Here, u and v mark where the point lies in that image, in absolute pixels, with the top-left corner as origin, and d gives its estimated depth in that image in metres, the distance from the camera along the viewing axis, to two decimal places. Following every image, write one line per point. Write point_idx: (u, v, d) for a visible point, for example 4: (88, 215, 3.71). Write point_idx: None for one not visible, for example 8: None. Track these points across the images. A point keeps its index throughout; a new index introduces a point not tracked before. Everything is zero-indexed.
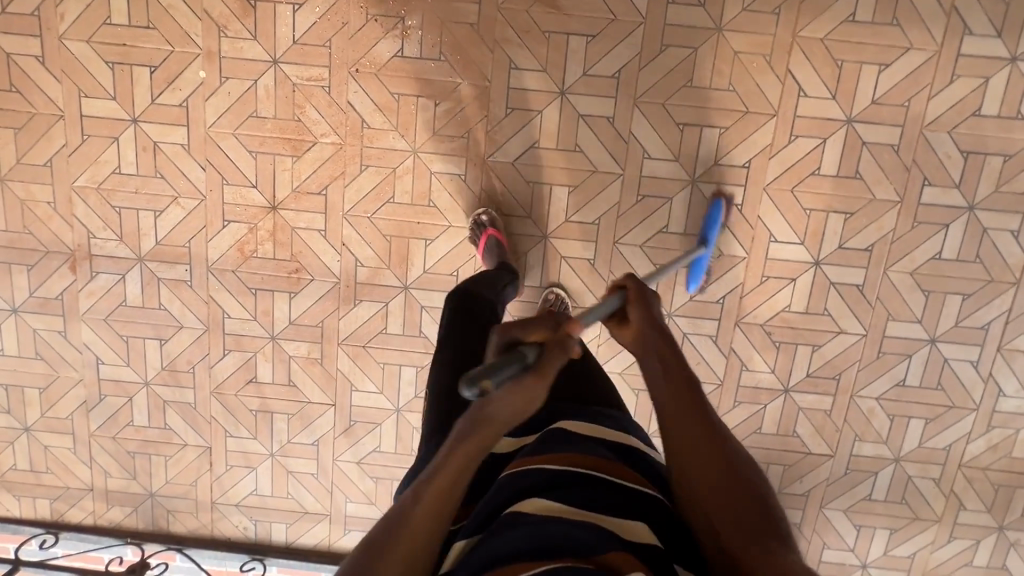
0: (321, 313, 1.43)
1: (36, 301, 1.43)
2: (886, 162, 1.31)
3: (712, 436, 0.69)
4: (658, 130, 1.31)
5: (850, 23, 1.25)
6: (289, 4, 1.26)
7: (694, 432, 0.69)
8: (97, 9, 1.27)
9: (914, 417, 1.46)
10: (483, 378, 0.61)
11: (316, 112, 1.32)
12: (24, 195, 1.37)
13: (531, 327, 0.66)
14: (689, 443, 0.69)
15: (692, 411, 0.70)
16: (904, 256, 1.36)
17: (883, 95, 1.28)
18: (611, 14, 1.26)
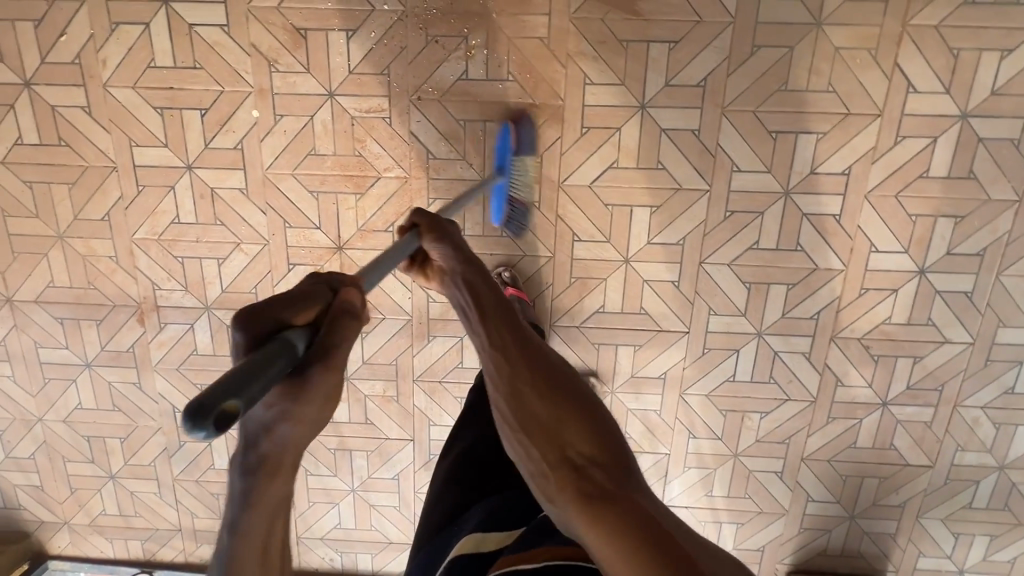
0: (395, 351, 1.39)
1: (108, 355, 1.42)
2: (1006, 158, 1.19)
3: (548, 395, 0.66)
4: (748, 141, 1.20)
5: (970, 5, 1.11)
6: (343, 31, 1.16)
7: (518, 374, 0.69)
8: (139, 52, 1.19)
9: (1023, 424, 1.38)
10: (227, 396, 0.37)
11: (377, 146, 1.23)
12: (85, 251, 1.33)
13: (300, 307, 0.49)
14: (533, 411, 0.66)
15: (520, 361, 0.70)
16: (1020, 259, 1.25)
17: (1004, 84, 1.15)
18: (696, 16, 1.13)
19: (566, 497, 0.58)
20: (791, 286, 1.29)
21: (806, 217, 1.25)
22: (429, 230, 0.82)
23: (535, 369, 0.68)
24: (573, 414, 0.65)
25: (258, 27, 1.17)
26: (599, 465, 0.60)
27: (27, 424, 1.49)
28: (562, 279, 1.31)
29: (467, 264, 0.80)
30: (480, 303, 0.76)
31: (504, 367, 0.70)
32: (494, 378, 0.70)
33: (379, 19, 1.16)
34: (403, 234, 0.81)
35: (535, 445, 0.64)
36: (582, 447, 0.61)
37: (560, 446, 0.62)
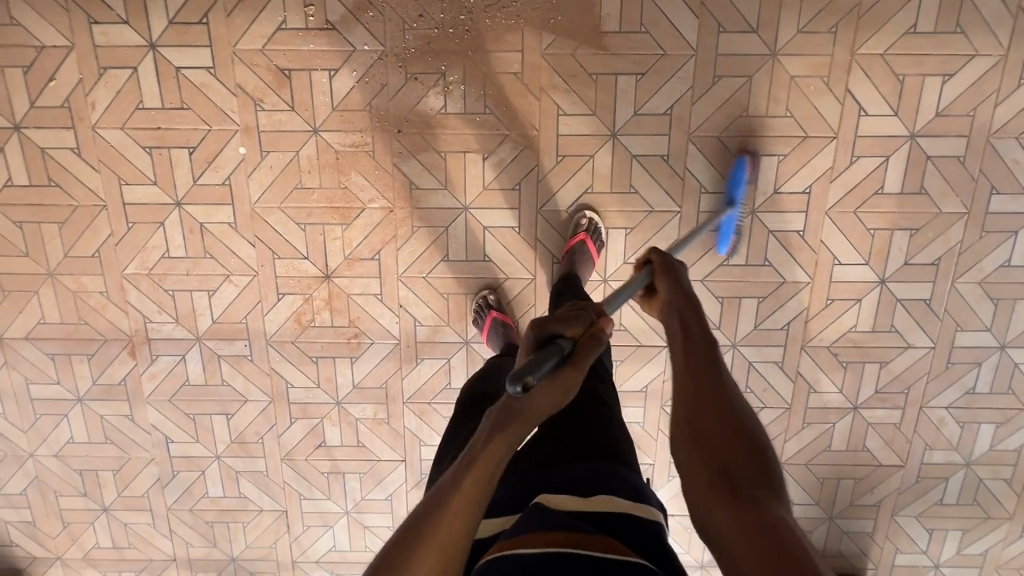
0: (384, 374, 1.43)
1: (99, 389, 1.44)
2: (953, 174, 1.27)
3: (699, 428, 0.65)
4: (714, 164, 1.27)
5: (912, 35, 1.19)
6: (324, 71, 1.21)
7: (697, 385, 0.69)
8: (127, 95, 1.23)
9: (985, 422, 1.45)
10: (528, 373, 0.60)
11: (362, 178, 1.28)
12: (76, 287, 1.36)
13: (569, 324, 0.68)
14: (704, 424, 0.66)
15: (687, 382, 0.70)
16: (972, 267, 1.34)
17: (948, 106, 1.23)
18: (660, 49, 1.20)
19: (711, 502, 0.59)
20: (762, 299, 1.36)
21: (772, 234, 1.32)
22: (664, 268, 0.86)
23: (706, 413, 0.66)
24: (729, 425, 0.65)
25: (243, 68, 1.21)
26: (748, 479, 0.60)
27: (18, 460, 1.50)
28: (543, 300, 1.37)
29: (685, 300, 0.82)
30: (691, 335, 0.76)
31: (682, 381, 0.71)
32: (675, 397, 0.71)
33: (359, 58, 1.21)
34: (637, 271, 0.88)
35: (695, 455, 0.64)
36: (745, 468, 0.61)
37: (721, 465, 0.62)
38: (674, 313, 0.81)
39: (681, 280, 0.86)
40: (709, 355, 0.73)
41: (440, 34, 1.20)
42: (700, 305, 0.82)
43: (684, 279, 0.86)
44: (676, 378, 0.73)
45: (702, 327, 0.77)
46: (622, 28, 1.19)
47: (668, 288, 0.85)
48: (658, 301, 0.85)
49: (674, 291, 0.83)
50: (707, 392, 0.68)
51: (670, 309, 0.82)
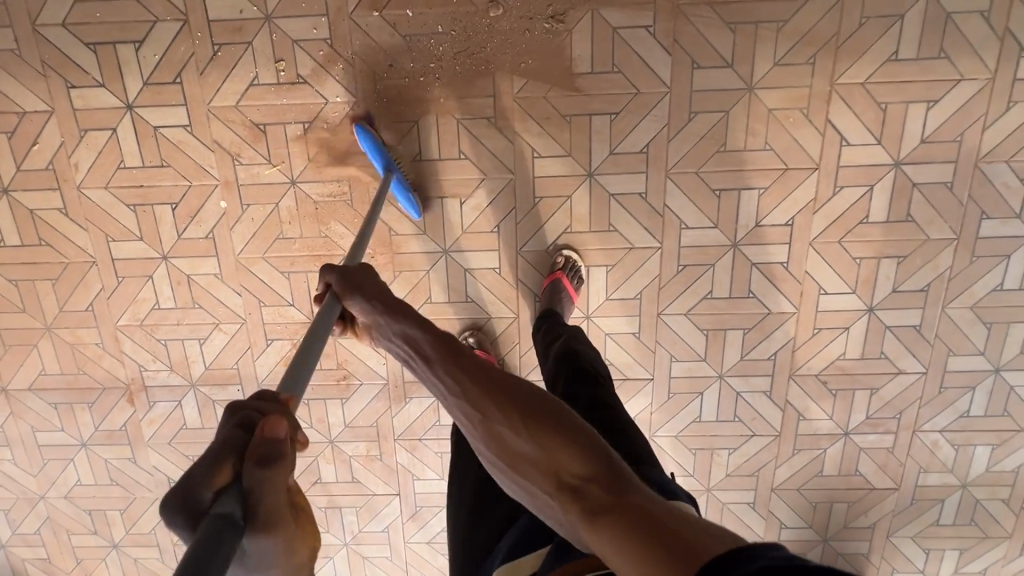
0: (374, 413, 1.45)
1: (102, 434, 1.48)
2: (940, 201, 1.24)
3: (514, 423, 0.68)
4: (694, 199, 1.26)
5: (894, 62, 1.16)
6: (299, 124, 1.22)
7: (482, 406, 0.71)
8: (108, 155, 1.25)
9: (980, 444, 1.44)
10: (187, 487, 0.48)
11: (341, 226, 1.29)
12: (72, 340, 1.40)
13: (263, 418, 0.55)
14: (523, 445, 0.67)
15: (477, 407, 0.71)
16: (963, 292, 1.31)
17: (933, 133, 1.20)
18: (634, 88, 1.18)
19: (573, 519, 0.60)
20: (747, 330, 1.35)
21: (755, 266, 1.30)
22: (344, 291, 0.85)
23: (514, 419, 0.68)
24: (531, 423, 0.67)
25: (219, 124, 1.23)
26: (584, 473, 0.62)
27: (30, 502, 1.56)
28: (526, 338, 1.37)
29: (409, 322, 0.81)
30: (421, 350, 0.79)
31: (469, 409, 0.72)
32: (466, 420, 0.73)
33: (332, 110, 1.21)
34: (324, 301, 0.86)
35: (536, 474, 0.66)
36: (573, 465, 0.63)
37: (555, 469, 0.64)
38: (384, 327, 0.82)
39: (362, 287, 0.85)
40: (457, 356, 0.76)
41: (411, 83, 1.19)
42: (407, 306, 0.83)
43: (369, 283, 0.86)
44: (458, 402, 0.73)
45: (422, 333, 0.79)
46: (594, 69, 1.17)
47: (362, 307, 0.84)
48: (366, 325, 0.86)
49: (368, 308, 0.83)
50: (494, 403, 0.70)
51: (379, 326, 0.83)
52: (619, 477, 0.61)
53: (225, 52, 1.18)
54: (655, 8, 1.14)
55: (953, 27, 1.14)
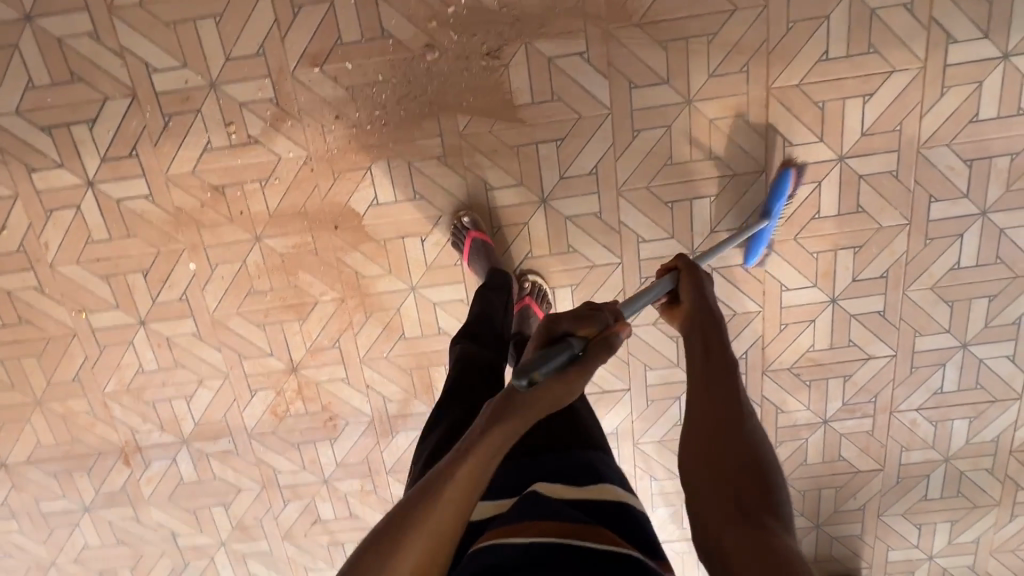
0: (364, 449, 1.48)
1: (103, 497, 1.52)
2: (887, 189, 1.27)
3: (715, 429, 0.64)
4: (648, 213, 1.29)
5: (825, 62, 1.18)
6: (256, 182, 1.25)
7: (711, 396, 0.68)
8: (76, 231, 1.29)
9: (958, 418, 1.46)
10: (534, 369, 0.58)
11: (309, 275, 1.33)
12: (64, 410, 1.44)
13: (580, 323, 0.65)
14: (716, 453, 0.62)
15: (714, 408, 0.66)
16: (922, 274, 1.33)
17: (872, 125, 1.23)
18: (575, 113, 1.21)
19: (728, 539, 0.54)
20: None
21: (715, 271, 1.33)
22: (689, 274, 0.85)
23: (723, 431, 0.64)
24: (741, 441, 0.63)
25: (179, 190, 1.26)
26: (756, 504, 0.57)
27: (42, 568, 1.60)
28: None
29: (706, 311, 0.79)
30: (711, 347, 0.73)
31: (704, 402, 0.68)
32: (693, 417, 0.67)
33: (286, 166, 1.24)
34: (662, 276, 0.87)
35: (707, 476, 0.61)
36: (747, 487, 0.59)
37: (723, 478, 0.60)
38: (699, 321, 0.78)
39: (706, 287, 0.84)
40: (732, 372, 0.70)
41: (359, 132, 1.22)
42: (722, 318, 0.78)
43: (711, 288, 0.84)
44: (691, 392, 0.70)
45: (722, 342, 0.74)
46: (534, 99, 1.20)
47: (698, 299, 0.82)
48: (682, 311, 0.83)
49: (702, 304, 0.81)
50: (726, 410, 0.66)
51: (693, 319, 0.80)
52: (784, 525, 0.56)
53: (176, 122, 1.21)
54: (586, 35, 1.17)
55: (879, 22, 1.16)
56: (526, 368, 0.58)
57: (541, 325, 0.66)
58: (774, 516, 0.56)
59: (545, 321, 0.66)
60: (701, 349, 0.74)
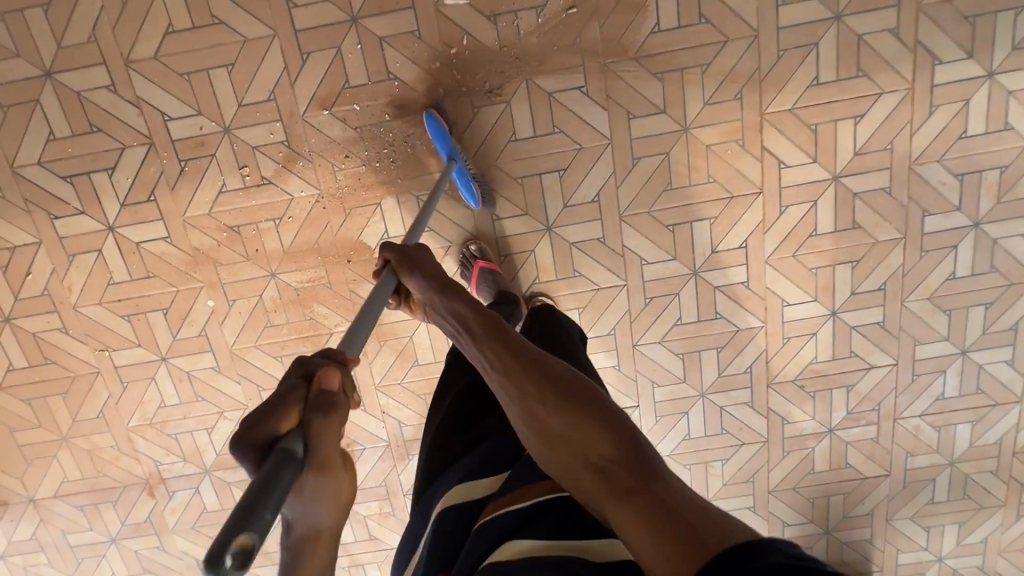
0: (382, 473, 1.52)
1: (129, 528, 1.56)
2: (882, 205, 1.31)
3: (532, 395, 0.71)
4: (650, 236, 1.32)
5: (816, 86, 1.22)
6: (270, 221, 1.30)
7: (523, 392, 0.72)
8: (98, 273, 1.33)
9: (960, 423, 1.49)
10: (243, 531, 0.44)
11: (324, 307, 1.37)
12: (89, 446, 1.48)
13: (280, 415, 0.57)
14: (552, 427, 0.68)
15: (523, 374, 0.73)
16: (919, 285, 1.37)
17: (864, 145, 1.26)
18: (577, 144, 1.25)
19: (602, 496, 0.62)
20: (720, 348, 1.42)
21: (717, 289, 1.37)
22: (402, 265, 0.93)
23: (529, 385, 0.72)
24: (574, 412, 0.68)
25: (196, 231, 1.30)
26: (614, 459, 0.64)
27: None
28: None
29: (468, 301, 0.85)
30: (469, 328, 0.81)
31: (517, 385, 0.72)
32: (506, 398, 0.73)
33: (299, 204, 1.29)
34: (382, 276, 0.93)
35: (557, 456, 0.67)
36: (603, 450, 0.64)
37: (591, 446, 0.65)
38: (440, 304, 0.87)
39: (419, 264, 0.92)
40: (514, 341, 0.77)
41: (368, 170, 1.27)
42: (452, 284, 0.89)
43: (427, 261, 0.93)
44: (502, 379, 0.74)
45: (472, 314, 0.82)
46: (537, 132, 1.24)
47: (418, 284, 0.91)
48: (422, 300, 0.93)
49: (426, 285, 0.90)
50: (526, 369, 0.73)
51: (433, 303, 0.89)
52: (653, 475, 0.61)
53: (192, 167, 1.25)
54: (585, 69, 1.21)
55: (866, 46, 1.20)
56: (238, 522, 0.44)
57: (235, 444, 0.54)
58: (636, 468, 0.62)
59: (237, 438, 0.54)
60: (506, 348, 0.76)
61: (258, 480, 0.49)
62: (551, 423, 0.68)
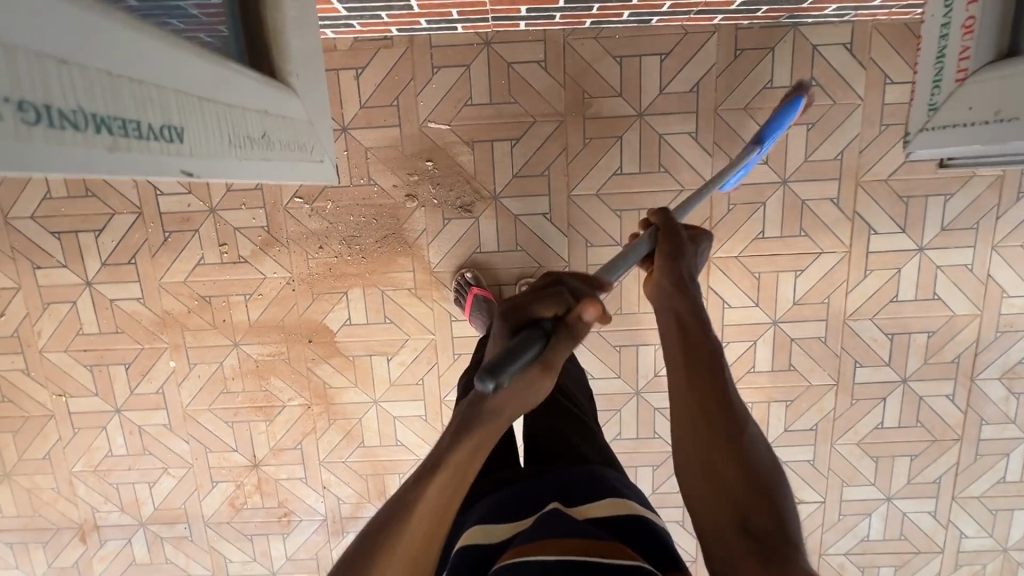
0: (315, 546, 1.53)
1: (54, 571, 1.55)
2: (817, 352, 1.39)
3: (711, 422, 0.60)
4: (598, 354, 1.40)
5: (761, 239, 1.32)
6: (240, 296, 1.37)
7: (700, 412, 0.61)
8: (68, 323, 1.39)
9: (884, 565, 1.52)
10: (506, 369, 0.48)
11: (280, 381, 1.42)
12: (30, 484, 1.49)
13: (543, 301, 0.57)
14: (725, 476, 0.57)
15: (700, 398, 0.61)
16: (849, 430, 1.43)
17: (803, 296, 1.36)
18: (536, 263, 1.34)
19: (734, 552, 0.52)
20: (656, 466, 1.47)
21: (658, 411, 1.43)
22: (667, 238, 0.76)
23: (722, 424, 0.59)
24: (738, 454, 0.57)
25: (168, 295, 1.37)
26: (769, 531, 0.52)
27: None
28: None
29: (680, 285, 0.71)
30: (677, 332, 0.67)
31: (692, 406, 0.61)
32: (678, 415, 0.63)
33: (269, 284, 1.36)
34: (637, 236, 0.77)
35: (700, 487, 0.58)
36: (760, 513, 0.53)
37: (738, 505, 0.55)
38: (666, 296, 0.71)
39: (683, 250, 0.75)
40: (721, 372, 0.63)
41: (339, 261, 1.35)
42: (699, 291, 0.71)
43: (688, 251, 0.75)
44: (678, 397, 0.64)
45: (699, 321, 0.67)
46: (500, 247, 1.33)
47: (664, 266, 0.73)
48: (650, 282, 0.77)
49: (667, 271, 0.72)
50: (720, 403, 0.60)
51: (659, 289, 0.72)
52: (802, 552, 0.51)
53: (175, 238, 1.34)
54: (550, 198, 1.31)
55: (809, 211, 1.31)
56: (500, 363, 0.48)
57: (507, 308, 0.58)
58: (787, 537, 0.52)
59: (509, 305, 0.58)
60: (680, 351, 0.66)
61: (517, 342, 0.51)
62: (716, 459, 0.58)
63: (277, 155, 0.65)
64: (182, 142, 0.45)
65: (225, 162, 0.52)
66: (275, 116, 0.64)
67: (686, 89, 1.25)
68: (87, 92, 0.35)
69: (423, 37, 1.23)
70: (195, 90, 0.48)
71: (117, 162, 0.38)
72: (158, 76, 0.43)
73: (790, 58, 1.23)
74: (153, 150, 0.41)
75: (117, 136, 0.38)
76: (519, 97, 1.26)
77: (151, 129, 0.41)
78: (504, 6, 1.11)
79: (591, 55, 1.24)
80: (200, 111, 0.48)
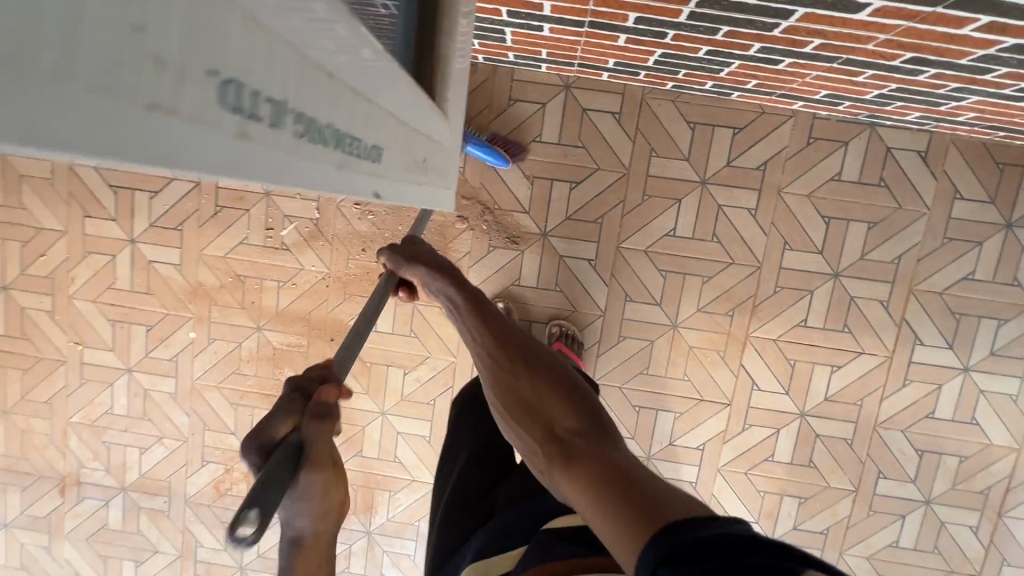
0: None
1: (26, 519, 1.52)
2: (840, 453, 1.34)
3: (525, 376, 0.62)
4: (616, 410, 1.36)
5: (803, 326, 1.30)
6: (274, 281, 1.38)
7: (508, 370, 0.63)
8: (103, 275, 1.41)
9: None
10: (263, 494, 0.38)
11: (293, 373, 1.41)
12: (25, 426, 1.48)
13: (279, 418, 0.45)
14: (529, 399, 0.61)
15: (498, 365, 0.64)
16: (860, 542, 1.36)
17: (836, 393, 1.31)
18: (571, 306, 1.33)
19: (553, 471, 0.52)
20: None
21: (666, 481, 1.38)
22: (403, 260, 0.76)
23: (524, 367, 0.63)
24: (540, 380, 0.62)
25: (205, 268, 1.38)
26: (575, 433, 0.55)
27: None
28: None
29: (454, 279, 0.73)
30: (464, 311, 0.70)
31: (503, 371, 0.64)
32: (494, 383, 0.64)
33: (305, 275, 1.37)
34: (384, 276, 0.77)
35: (524, 429, 0.59)
36: (566, 423, 0.56)
37: (547, 424, 0.57)
38: (442, 291, 0.72)
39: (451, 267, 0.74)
40: (496, 322, 0.69)
41: (378, 266, 1.35)
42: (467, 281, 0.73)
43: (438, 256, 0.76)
44: (490, 367, 0.65)
45: (466, 292, 0.71)
46: (539, 284, 1.32)
47: (445, 289, 0.72)
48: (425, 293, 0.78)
49: (448, 289, 0.72)
50: (509, 352, 0.65)
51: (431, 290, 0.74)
52: (606, 437, 0.55)
53: (225, 214, 1.36)
54: (598, 246, 1.30)
55: (856, 308, 1.28)
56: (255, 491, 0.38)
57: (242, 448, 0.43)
58: (598, 435, 0.54)
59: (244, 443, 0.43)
60: (487, 331, 0.67)
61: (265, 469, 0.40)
62: (539, 396, 0.60)
63: (419, 178, 0.68)
64: (352, 154, 0.42)
65: (392, 180, 0.55)
66: (426, 142, 0.68)
67: (753, 166, 1.25)
68: (325, 101, 0.35)
69: (506, 69, 1.26)
70: (376, 99, 0.46)
71: (329, 174, 0.38)
72: (343, 74, 0.38)
73: (863, 155, 1.23)
74: (335, 159, 0.39)
75: (313, 141, 0.34)
76: (587, 143, 1.27)
77: (338, 137, 0.38)
78: (593, 56, 1.10)
79: (664, 116, 1.25)
80: (388, 129, 0.51)
